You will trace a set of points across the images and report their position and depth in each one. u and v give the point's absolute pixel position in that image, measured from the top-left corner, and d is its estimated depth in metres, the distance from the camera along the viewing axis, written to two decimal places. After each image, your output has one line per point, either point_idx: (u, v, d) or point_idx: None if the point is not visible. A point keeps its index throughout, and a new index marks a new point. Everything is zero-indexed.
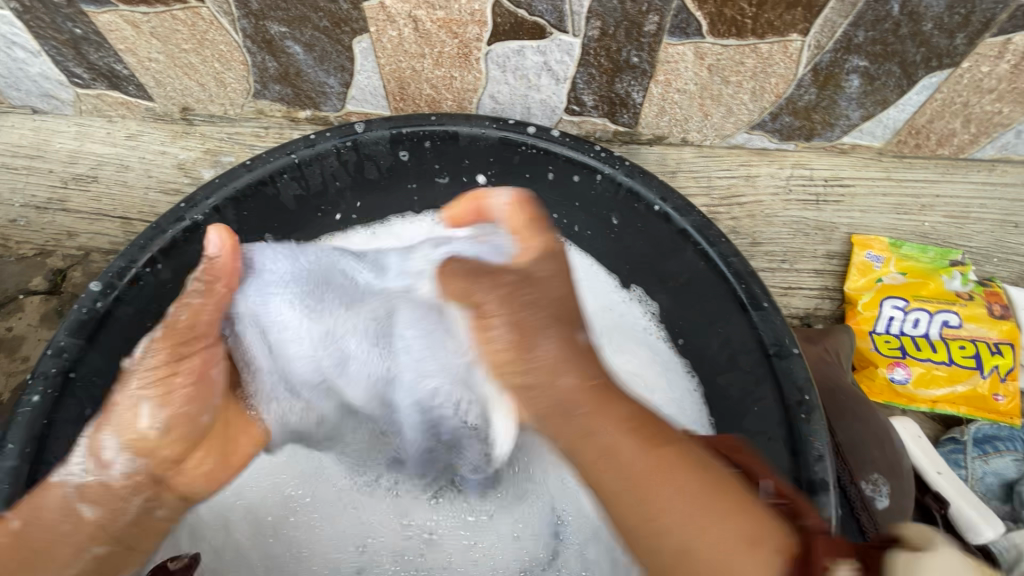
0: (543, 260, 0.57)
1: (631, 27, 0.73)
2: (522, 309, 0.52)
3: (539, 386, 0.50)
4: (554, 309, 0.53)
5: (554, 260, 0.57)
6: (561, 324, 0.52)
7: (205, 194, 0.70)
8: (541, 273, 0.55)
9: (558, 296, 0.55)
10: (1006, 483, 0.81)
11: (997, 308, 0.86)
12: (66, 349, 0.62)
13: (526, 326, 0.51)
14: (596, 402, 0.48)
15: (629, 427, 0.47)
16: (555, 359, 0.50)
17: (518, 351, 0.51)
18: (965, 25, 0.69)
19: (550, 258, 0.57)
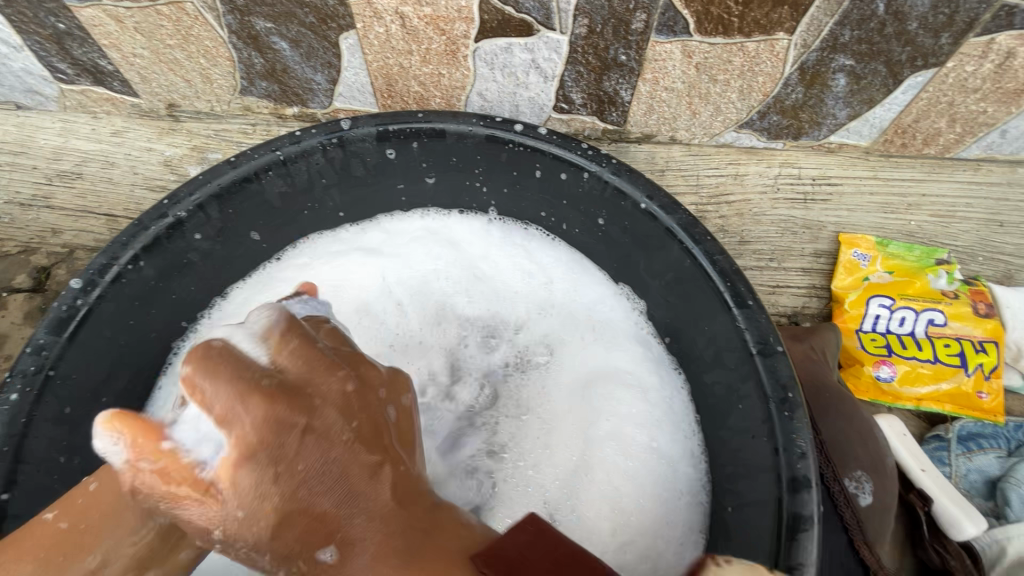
0: (228, 473, 0.40)
1: (619, 25, 0.73)
2: (223, 536, 0.40)
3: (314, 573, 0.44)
4: (263, 507, 0.41)
5: (241, 427, 0.41)
6: (306, 516, 0.42)
7: (188, 191, 0.69)
8: (230, 485, 0.40)
9: (312, 464, 0.43)
10: (989, 479, 0.82)
11: (982, 306, 0.87)
12: (46, 347, 0.62)
13: (246, 552, 0.41)
14: (356, 572, 0.43)
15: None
16: (309, 551, 0.43)
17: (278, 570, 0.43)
18: (949, 24, 0.69)
19: (248, 417, 0.41)
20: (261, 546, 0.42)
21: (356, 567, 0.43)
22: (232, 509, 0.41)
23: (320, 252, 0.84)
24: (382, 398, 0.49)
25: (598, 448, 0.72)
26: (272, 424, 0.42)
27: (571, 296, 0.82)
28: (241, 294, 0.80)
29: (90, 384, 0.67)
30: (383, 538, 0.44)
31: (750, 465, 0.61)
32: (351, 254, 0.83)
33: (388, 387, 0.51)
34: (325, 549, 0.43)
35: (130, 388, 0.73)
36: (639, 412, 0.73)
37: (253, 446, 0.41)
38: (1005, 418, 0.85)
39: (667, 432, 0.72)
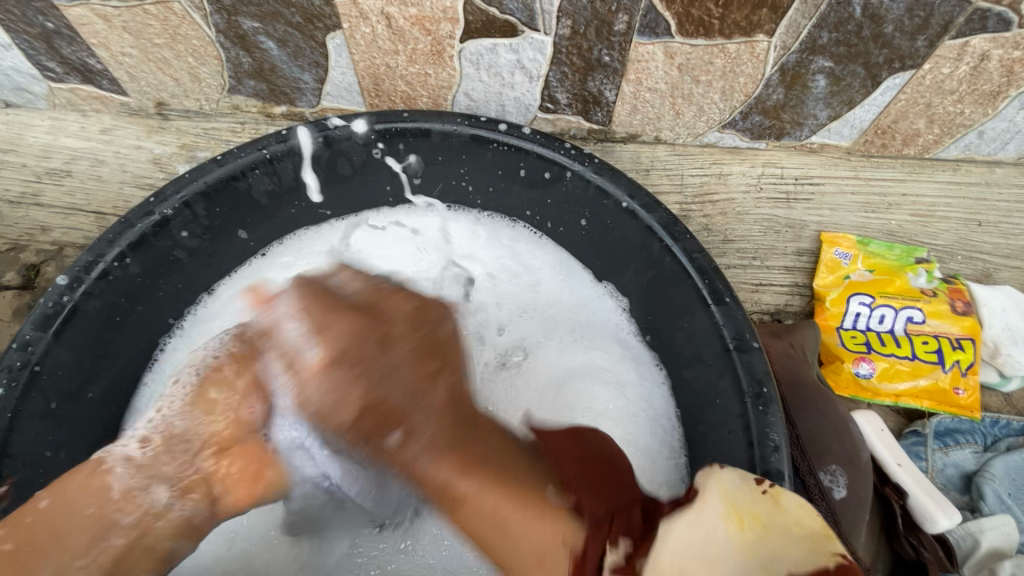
0: (334, 334, 0.58)
1: (601, 26, 0.74)
2: (323, 384, 0.57)
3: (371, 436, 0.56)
4: (354, 370, 0.57)
5: (345, 337, 0.58)
6: (371, 412, 0.56)
7: (175, 188, 0.70)
8: (335, 344, 0.57)
9: (382, 390, 0.56)
10: (964, 474, 0.85)
11: (960, 304, 0.89)
12: (32, 343, 0.62)
13: (327, 400, 0.56)
14: (415, 441, 0.56)
15: (457, 480, 0.54)
16: (380, 435, 0.56)
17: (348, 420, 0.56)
18: (925, 27, 0.70)
19: (337, 336, 0.58)
20: (339, 432, 0.57)
21: (415, 450, 0.55)
22: (331, 398, 0.56)
23: (305, 250, 0.84)
24: (437, 320, 0.62)
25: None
26: (354, 341, 0.57)
27: (556, 295, 0.83)
28: (229, 292, 0.82)
29: (77, 379, 0.68)
30: (447, 429, 0.57)
31: (726, 458, 0.63)
32: (337, 252, 0.84)
33: (423, 322, 0.61)
34: (391, 435, 0.56)
35: (118, 383, 0.74)
36: (615, 410, 0.75)
37: (332, 353, 0.57)
38: (981, 414, 0.87)
39: (643, 426, 0.74)
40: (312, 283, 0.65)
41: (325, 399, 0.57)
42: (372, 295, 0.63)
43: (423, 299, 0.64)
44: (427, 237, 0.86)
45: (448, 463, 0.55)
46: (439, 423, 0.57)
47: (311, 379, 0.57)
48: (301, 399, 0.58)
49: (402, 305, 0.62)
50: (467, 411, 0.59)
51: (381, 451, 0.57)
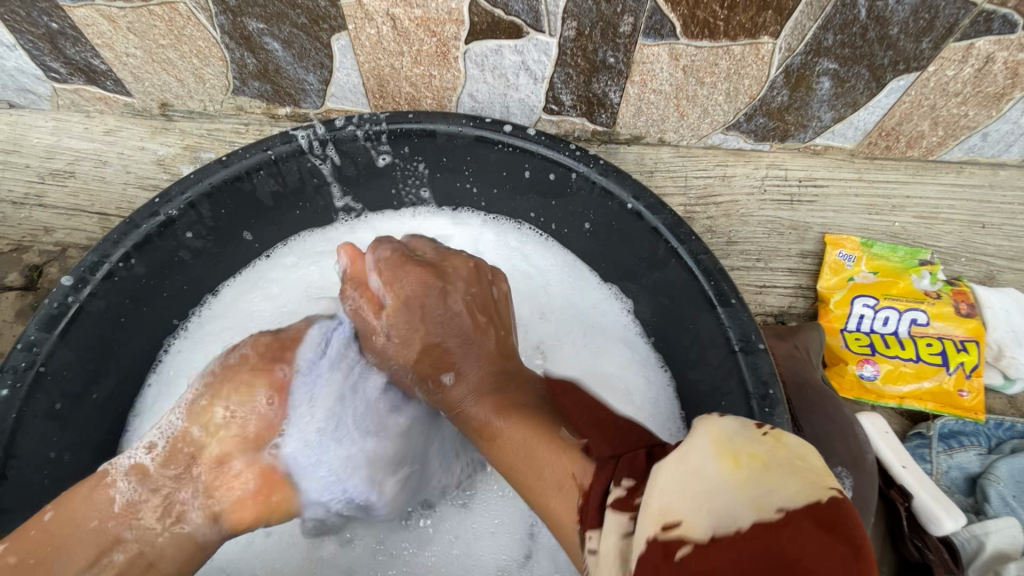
0: (405, 280, 0.68)
1: (607, 27, 0.74)
2: (399, 324, 0.69)
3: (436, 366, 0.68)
4: (415, 329, 0.68)
5: (407, 310, 0.68)
6: (427, 348, 0.68)
7: (180, 189, 0.69)
8: (408, 287, 0.68)
9: (435, 327, 0.68)
10: (969, 476, 0.85)
11: (964, 306, 0.89)
12: (36, 344, 0.62)
13: (399, 343, 0.69)
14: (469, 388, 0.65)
15: (494, 424, 0.60)
16: (435, 371, 0.68)
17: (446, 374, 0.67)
18: (930, 30, 0.70)
19: (409, 279, 0.69)
20: (404, 368, 0.69)
21: (464, 388, 0.66)
22: (403, 329, 0.69)
23: (309, 252, 0.84)
24: (490, 281, 0.72)
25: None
26: (421, 284, 0.69)
27: (562, 298, 0.83)
28: (231, 294, 0.81)
29: (81, 380, 0.68)
30: (477, 393, 0.64)
31: None
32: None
33: (494, 275, 0.73)
34: (446, 374, 0.67)
35: (121, 384, 0.74)
36: (624, 415, 0.75)
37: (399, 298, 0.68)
38: (985, 416, 0.87)
39: (650, 431, 0.74)
40: (396, 244, 0.72)
41: (390, 339, 0.69)
42: (411, 264, 0.70)
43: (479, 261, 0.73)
44: (431, 239, 0.86)
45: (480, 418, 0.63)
46: (479, 369, 0.66)
47: (379, 314, 0.69)
48: (378, 332, 0.69)
49: (460, 261, 0.72)
50: (509, 365, 0.67)
51: (435, 389, 0.68)
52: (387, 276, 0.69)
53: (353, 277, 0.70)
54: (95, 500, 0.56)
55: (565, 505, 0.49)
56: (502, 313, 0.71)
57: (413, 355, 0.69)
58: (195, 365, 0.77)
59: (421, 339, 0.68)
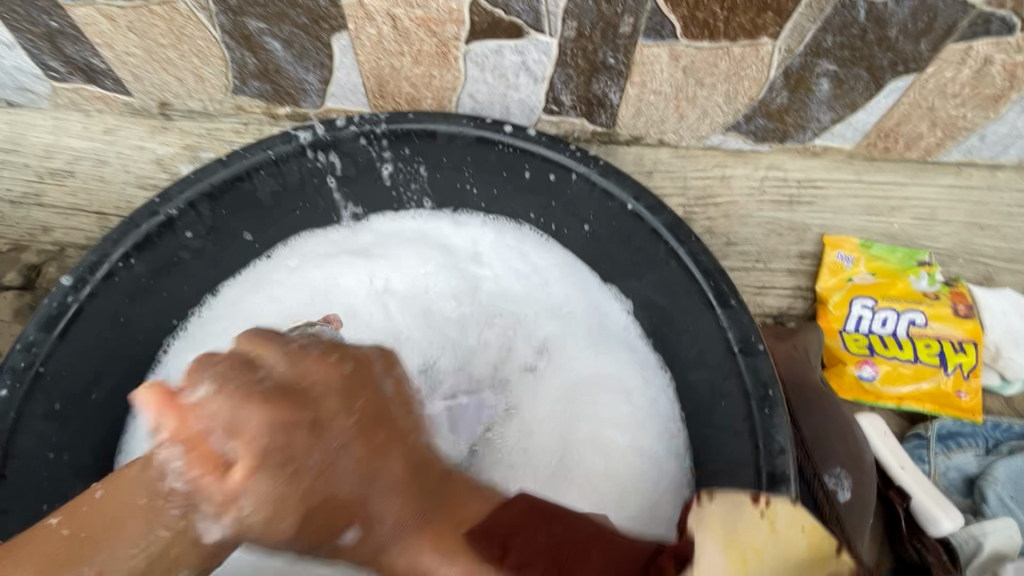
0: (246, 415, 0.50)
1: (607, 28, 0.74)
2: (265, 482, 0.50)
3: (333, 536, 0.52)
4: (287, 463, 0.50)
5: (265, 440, 0.50)
6: (310, 510, 0.51)
7: (179, 189, 0.70)
8: (254, 432, 0.50)
9: (281, 487, 0.50)
10: (967, 477, 0.85)
11: (962, 307, 0.89)
12: (37, 344, 0.62)
13: (260, 510, 0.50)
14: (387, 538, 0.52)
15: (418, 572, 0.51)
16: (335, 530, 0.52)
17: (348, 533, 0.52)
18: (929, 31, 0.71)
19: (253, 425, 0.50)
20: (293, 538, 0.53)
21: (371, 539, 0.52)
22: (263, 502, 0.50)
23: (310, 253, 0.84)
24: (380, 373, 0.59)
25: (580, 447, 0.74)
26: (269, 446, 0.50)
27: (562, 299, 0.83)
28: (231, 294, 0.81)
29: (81, 380, 0.68)
30: (393, 535, 0.52)
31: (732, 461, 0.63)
32: (341, 255, 0.84)
33: (383, 361, 0.61)
34: (347, 533, 0.52)
35: (121, 385, 0.73)
36: (624, 416, 0.75)
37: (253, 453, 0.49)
38: (983, 417, 0.87)
39: (651, 432, 0.74)
40: (278, 340, 0.58)
41: (254, 503, 0.50)
42: (309, 357, 0.56)
43: (358, 353, 0.59)
44: (432, 240, 0.86)
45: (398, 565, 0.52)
46: (398, 499, 0.52)
47: (225, 481, 0.49)
48: (237, 495, 0.49)
49: (318, 377, 0.55)
50: (420, 480, 0.54)
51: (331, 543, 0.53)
52: (220, 382, 0.52)
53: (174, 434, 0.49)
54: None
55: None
56: (405, 409, 0.59)
57: (283, 516, 0.50)
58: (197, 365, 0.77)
59: (287, 512, 0.50)
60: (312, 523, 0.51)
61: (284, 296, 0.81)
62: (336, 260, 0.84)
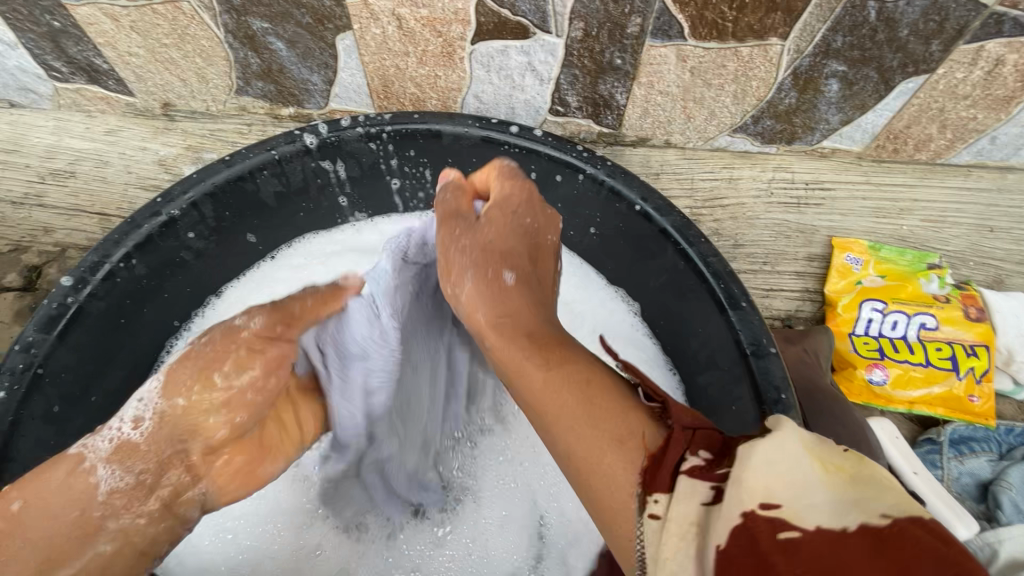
0: (515, 194, 0.61)
1: (614, 28, 0.73)
2: (488, 220, 0.60)
3: (488, 273, 0.57)
4: (498, 243, 0.59)
5: (519, 206, 0.61)
6: (497, 251, 0.58)
7: (182, 189, 0.68)
8: (510, 190, 0.61)
9: (512, 240, 0.60)
10: (981, 483, 0.83)
11: (973, 310, 0.88)
12: (34, 345, 0.61)
13: (490, 223, 0.60)
14: (500, 317, 0.54)
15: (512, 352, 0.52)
16: (498, 268, 0.57)
17: (508, 276, 0.57)
18: (940, 31, 0.70)
19: (512, 188, 0.61)
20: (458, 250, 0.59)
21: (510, 294, 0.56)
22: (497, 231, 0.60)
23: (314, 252, 0.84)
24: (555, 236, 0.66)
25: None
26: (507, 204, 0.61)
27: (569, 301, 0.82)
28: (236, 294, 0.81)
29: (81, 384, 0.67)
30: (513, 317, 0.54)
31: None
32: (345, 252, 0.83)
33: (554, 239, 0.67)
34: (509, 275, 0.57)
35: (121, 387, 0.73)
36: None
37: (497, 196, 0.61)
38: (996, 421, 0.86)
39: None
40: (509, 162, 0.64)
41: (462, 236, 0.59)
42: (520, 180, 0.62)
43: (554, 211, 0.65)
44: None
45: (498, 328, 0.54)
46: (530, 299, 0.57)
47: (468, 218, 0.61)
48: (451, 234, 0.59)
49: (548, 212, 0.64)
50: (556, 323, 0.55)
51: (461, 285, 0.57)
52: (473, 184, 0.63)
53: (447, 204, 0.61)
54: (67, 487, 0.50)
55: (622, 466, 0.42)
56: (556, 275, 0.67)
57: (478, 254, 0.58)
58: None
59: (508, 218, 0.60)
60: (490, 268, 0.57)
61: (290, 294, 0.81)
62: (341, 258, 0.83)
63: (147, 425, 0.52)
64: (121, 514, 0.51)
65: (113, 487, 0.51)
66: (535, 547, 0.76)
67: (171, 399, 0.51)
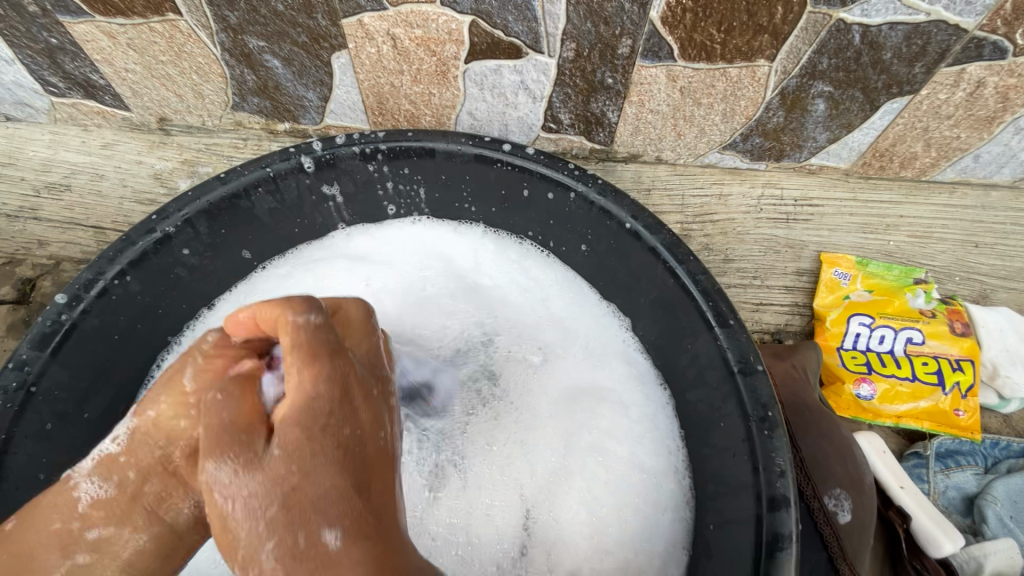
0: (305, 378, 0.39)
1: (605, 49, 0.75)
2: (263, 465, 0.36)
3: (293, 542, 0.35)
4: (292, 480, 0.36)
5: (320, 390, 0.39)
6: (308, 505, 0.35)
7: (177, 206, 0.69)
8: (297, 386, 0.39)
9: (328, 476, 0.37)
10: (966, 496, 0.85)
11: (958, 325, 0.89)
12: (29, 363, 0.61)
13: (272, 465, 0.36)
14: None
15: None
16: (312, 526, 0.35)
17: (329, 537, 0.35)
18: (923, 54, 0.72)
19: (306, 384, 0.39)
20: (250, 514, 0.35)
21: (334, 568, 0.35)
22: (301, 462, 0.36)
23: (303, 260, 0.83)
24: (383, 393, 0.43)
25: (575, 455, 0.73)
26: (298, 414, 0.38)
27: (562, 315, 0.82)
28: (227, 307, 0.80)
29: (73, 400, 0.67)
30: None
31: (732, 483, 0.62)
32: (337, 261, 0.83)
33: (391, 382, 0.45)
34: (330, 533, 0.35)
35: (116, 402, 0.73)
36: (622, 428, 0.74)
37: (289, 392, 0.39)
38: (981, 435, 0.87)
39: (650, 447, 0.73)
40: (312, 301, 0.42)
41: (247, 482, 0.36)
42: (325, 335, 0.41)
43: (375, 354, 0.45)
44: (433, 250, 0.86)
45: None
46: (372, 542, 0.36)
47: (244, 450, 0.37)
48: (223, 488, 0.36)
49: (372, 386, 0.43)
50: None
51: (262, 569, 0.35)
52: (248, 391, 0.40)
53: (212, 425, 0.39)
54: (57, 503, 0.43)
55: None
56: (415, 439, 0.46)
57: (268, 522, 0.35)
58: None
59: (296, 435, 0.37)
60: (293, 537, 0.35)
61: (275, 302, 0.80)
62: (332, 265, 0.82)
63: (125, 433, 0.45)
64: (104, 525, 0.42)
65: (96, 497, 0.43)
66: (519, 538, 0.70)
67: (143, 412, 0.44)
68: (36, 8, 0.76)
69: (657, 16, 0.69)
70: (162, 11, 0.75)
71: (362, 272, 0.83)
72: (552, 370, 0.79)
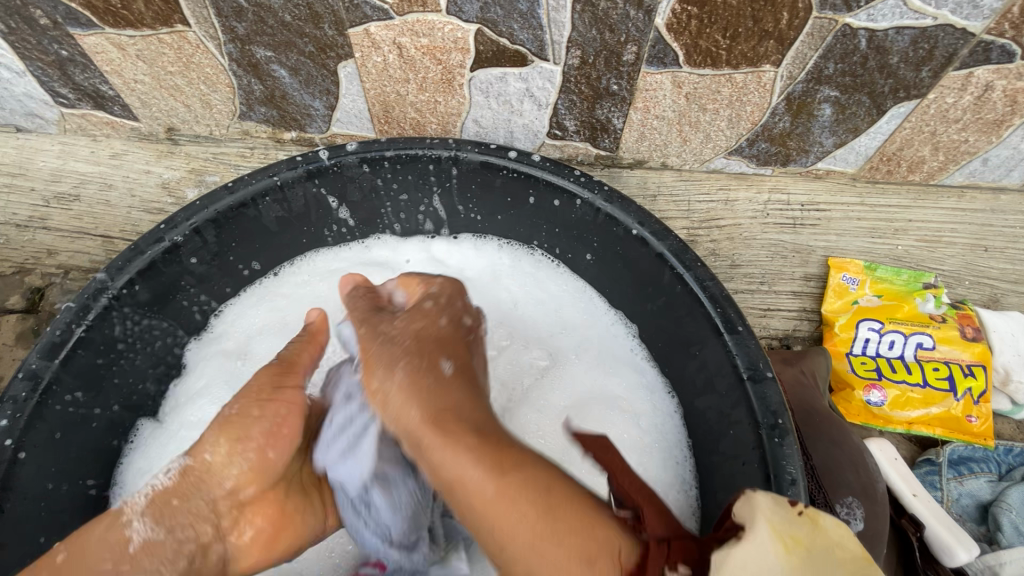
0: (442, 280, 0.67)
1: (610, 56, 0.75)
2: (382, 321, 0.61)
3: (419, 350, 0.57)
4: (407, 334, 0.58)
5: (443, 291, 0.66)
6: (430, 342, 0.58)
7: (186, 215, 0.69)
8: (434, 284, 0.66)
9: (438, 329, 0.60)
10: (980, 504, 0.83)
11: (969, 330, 0.88)
12: (39, 372, 0.62)
13: (410, 315, 0.61)
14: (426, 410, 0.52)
15: (446, 453, 0.48)
16: (433, 359, 0.56)
17: (447, 365, 0.56)
18: (929, 59, 0.71)
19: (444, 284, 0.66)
20: (388, 365, 0.56)
21: (441, 405, 0.52)
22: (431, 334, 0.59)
23: (318, 268, 0.84)
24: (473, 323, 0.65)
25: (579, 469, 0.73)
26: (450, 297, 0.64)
27: (570, 326, 0.82)
28: (235, 316, 0.81)
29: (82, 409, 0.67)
30: (440, 429, 0.50)
31: (742, 492, 0.61)
32: (354, 269, 0.84)
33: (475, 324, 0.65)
34: (445, 365, 0.56)
35: (125, 406, 0.73)
36: (629, 440, 0.74)
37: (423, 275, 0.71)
38: (994, 442, 0.86)
39: (657, 459, 0.73)
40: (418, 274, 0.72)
41: (389, 336, 0.59)
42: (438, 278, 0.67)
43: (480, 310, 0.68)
44: (451, 265, 0.86)
45: (439, 424, 0.50)
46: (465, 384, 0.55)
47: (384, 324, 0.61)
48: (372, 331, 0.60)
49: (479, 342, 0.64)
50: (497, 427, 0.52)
51: (394, 382, 0.54)
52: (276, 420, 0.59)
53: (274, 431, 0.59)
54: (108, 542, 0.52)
55: None
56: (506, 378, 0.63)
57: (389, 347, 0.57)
58: (193, 399, 0.76)
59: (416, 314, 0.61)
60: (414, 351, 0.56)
61: (289, 309, 0.82)
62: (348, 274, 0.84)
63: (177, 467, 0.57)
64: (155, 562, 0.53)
65: (146, 540, 0.53)
66: None
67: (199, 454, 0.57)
68: (47, 21, 0.77)
69: (662, 23, 0.69)
70: (171, 22, 0.76)
71: (382, 277, 0.84)
72: (565, 379, 0.79)
